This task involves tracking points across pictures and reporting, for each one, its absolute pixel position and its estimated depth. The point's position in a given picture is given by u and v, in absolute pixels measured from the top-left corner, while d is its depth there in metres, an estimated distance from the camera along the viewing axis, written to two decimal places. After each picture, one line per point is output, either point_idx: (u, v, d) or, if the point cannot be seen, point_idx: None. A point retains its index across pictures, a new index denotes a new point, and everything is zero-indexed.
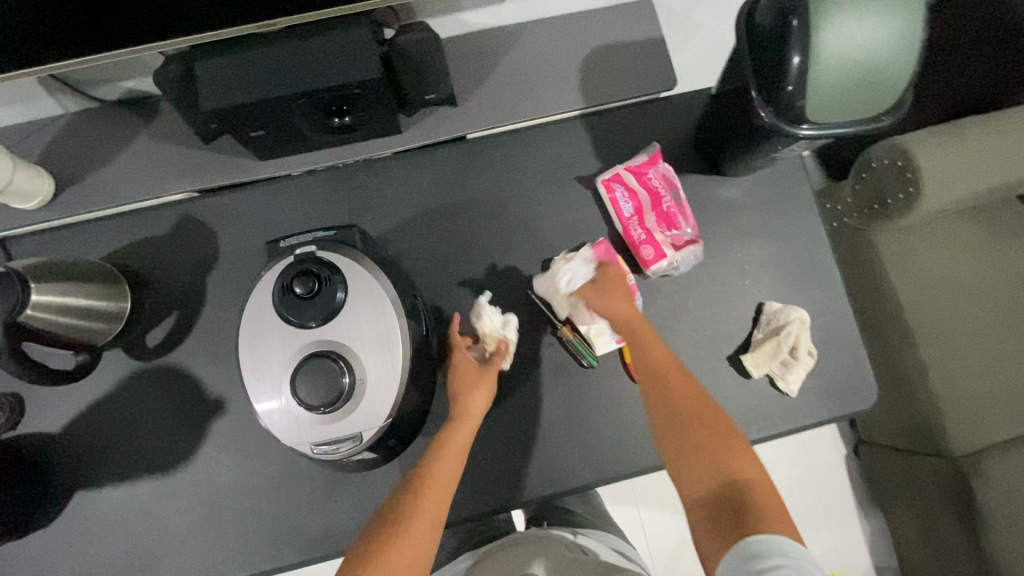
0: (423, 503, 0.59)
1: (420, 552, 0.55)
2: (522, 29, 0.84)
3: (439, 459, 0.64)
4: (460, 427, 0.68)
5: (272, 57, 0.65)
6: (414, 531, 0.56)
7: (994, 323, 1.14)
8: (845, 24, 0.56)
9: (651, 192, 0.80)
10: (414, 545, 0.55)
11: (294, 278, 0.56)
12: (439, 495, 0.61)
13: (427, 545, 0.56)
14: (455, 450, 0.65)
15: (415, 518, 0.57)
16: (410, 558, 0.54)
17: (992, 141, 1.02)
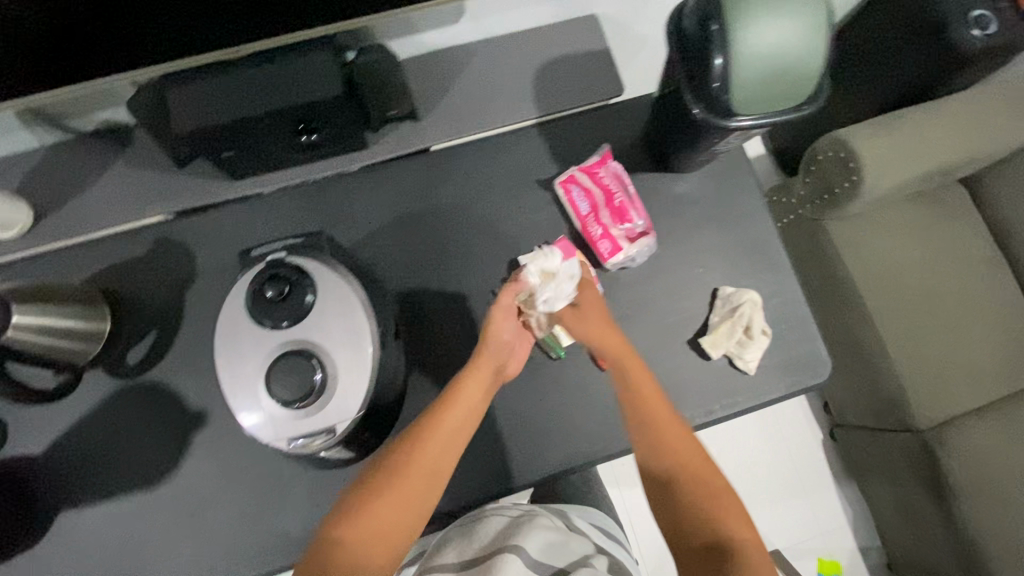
0: (417, 458, 0.66)
1: (407, 501, 0.64)
2: (477, 46, 0.90)
3: (443, 415, 0.69)
4: (467, 381, 0.71)
5: (238, 81, 0.69)
6: (405, 482, 0.65)
7: (946, 301, 1.20)
8: (759, 24, 0.62)
9: (603, 191, 0.84)
10: (403, 495, 0.64)
11: (265, 282, 0.59)
12: (435, 450, 0.67)
13: (415, 495, 0.65)
14: (460, 406, 0.70)
15: (408, 469, 0.65)
16: (396, 506, 0.63)
17: (923, 130, 1.10)
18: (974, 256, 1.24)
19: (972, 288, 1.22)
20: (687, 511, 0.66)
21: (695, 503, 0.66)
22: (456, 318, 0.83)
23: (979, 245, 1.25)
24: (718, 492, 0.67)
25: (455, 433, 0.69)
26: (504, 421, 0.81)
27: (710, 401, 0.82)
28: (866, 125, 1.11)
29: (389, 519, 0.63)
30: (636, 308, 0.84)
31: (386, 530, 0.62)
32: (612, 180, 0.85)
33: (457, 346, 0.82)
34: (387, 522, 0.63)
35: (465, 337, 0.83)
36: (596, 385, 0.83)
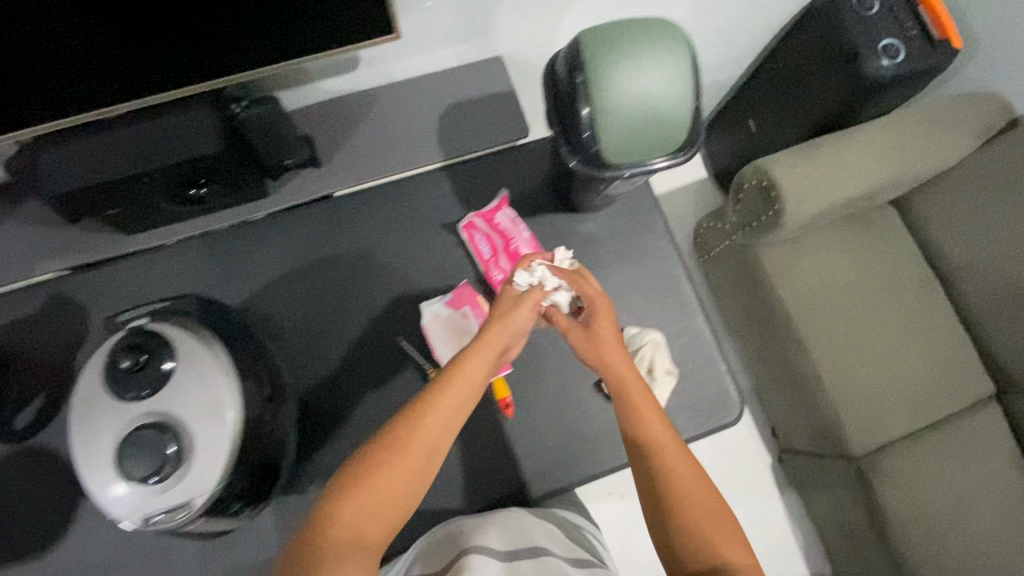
0: (417, 435, 0.60)
1: (405, 480, 0.59)
2: (380, 91, 0.89)
3: (447, 391, 0.63)
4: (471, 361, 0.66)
5: (111, 142, 0.69)
6: (406, 459, 0.59)
7: (877, 325, 1.21)
8: (621, 76, 0.62)
9: (498, 239, 0.84)
10: (402, 473, 0.59)
11: (122, 352, 0.58)
12: (441, 428, 0.62)
13: (406, 482, 0.59)
14: (464, 384, 0.64)
15: (410, 447, 0.60)
16: (395, 484, 0.58)
17: (842, 159, 1.11)
18: (905, 279, 1.24)
19: (904, 311, 1.22)
20: (682, 521, 0.61)
21: (703, 525, 0.60)
22: (358, 369, 0.82)
23: (910, 267, 1.25)
24: (714, 511, 0.61)
25: (456, 413, 0.63)
26: None
27: None
28: (786, 155, 1.12)
29: (386, 502, 0.57)
30: None
31: (380, 511, 0.57)
32: (507, 228, 0.84)
33: (360, 398, 0.81)
34: (384, 504, 0.57)
35: (368, 388, 0.81)
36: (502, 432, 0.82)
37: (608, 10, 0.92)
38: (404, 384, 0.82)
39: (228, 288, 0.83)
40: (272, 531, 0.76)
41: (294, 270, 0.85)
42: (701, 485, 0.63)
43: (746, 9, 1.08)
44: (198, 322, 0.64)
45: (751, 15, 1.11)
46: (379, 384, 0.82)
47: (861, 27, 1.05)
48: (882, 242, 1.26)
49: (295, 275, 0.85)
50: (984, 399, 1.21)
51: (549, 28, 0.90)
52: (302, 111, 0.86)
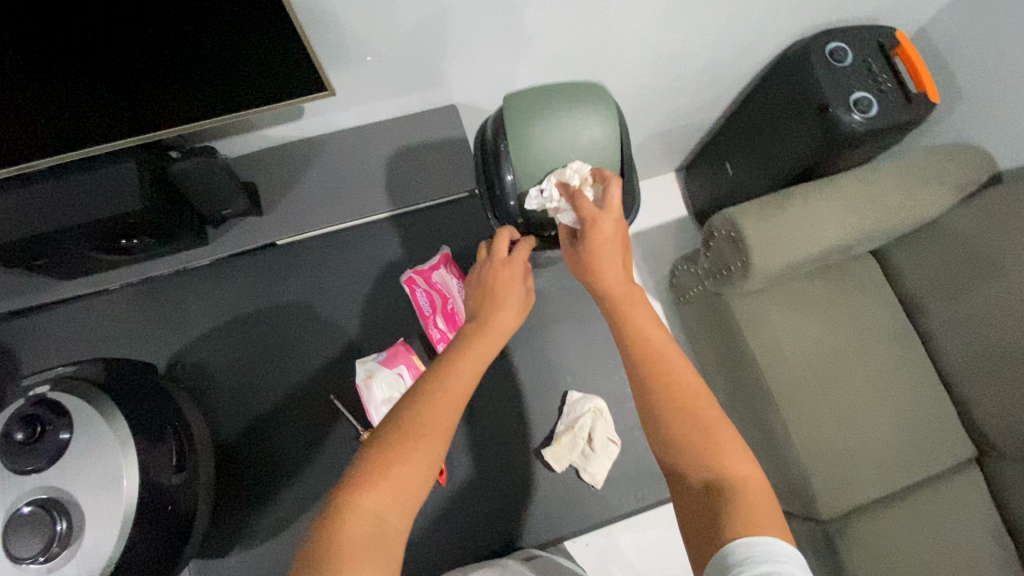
0: (439, 415, 0.56)
1: (430, 463, 0.54)
2: (328, 138, 0.87)
3: (452, 373, 0.60)
4: (473, 342, 0.63)
5: (35, 196, 0.68)
6: (427, 441, 0.55)
7: (850, 381, 1.16)
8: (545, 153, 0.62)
9: (432, 298, 0.82)
10: (426, 457, 0.54)
11: (15, 424, 0.56)
12: (458, 402, 0.58)
13: (421, 471, 0.53)
14: (469, 363, 0.61)
15: (427, 428, 0.55)
16: (422, 465, 0.53)
17: (814, 210, 1.07)
18: (880, 333, 1.20)
19: (878, 367, 1.18)
20: (683, 450, 0.57)
21: (688, 434, 0.57)
22: (289, 427, 0.79)
23: (887, 321, 1.21)
24: (725, 432, 0.57)
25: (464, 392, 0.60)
26: None
27: None
28: (755, 205, 1.08)
29: (406, 486, 0.52)
30: None
31: (403, 498, 0.52)
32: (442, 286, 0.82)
33: (290, 457, 0.78)
34: (406, 485, 0.52)
35: (298, 448, 0.79)
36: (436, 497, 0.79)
37: (567, 60, 0.89)
38: (337, 444, 0.79)
39: (162, 338, 0.82)
40: None
41: (232, 320, 0.83)
42: (703, 403, 0.60)
43: (719, 56, 1.05)
44: (101, 389, 0.62)
45: (726, 61, 1.08)
46: (310, 444, 0.79)
47: (833, 81, 1.02)
48: (858, 295, 1.22)
49: (232, 325, 0.83)
50: (962, 462, 1.16)
51: (504, 77, 0.88)
52: (248, 157, 0.85)
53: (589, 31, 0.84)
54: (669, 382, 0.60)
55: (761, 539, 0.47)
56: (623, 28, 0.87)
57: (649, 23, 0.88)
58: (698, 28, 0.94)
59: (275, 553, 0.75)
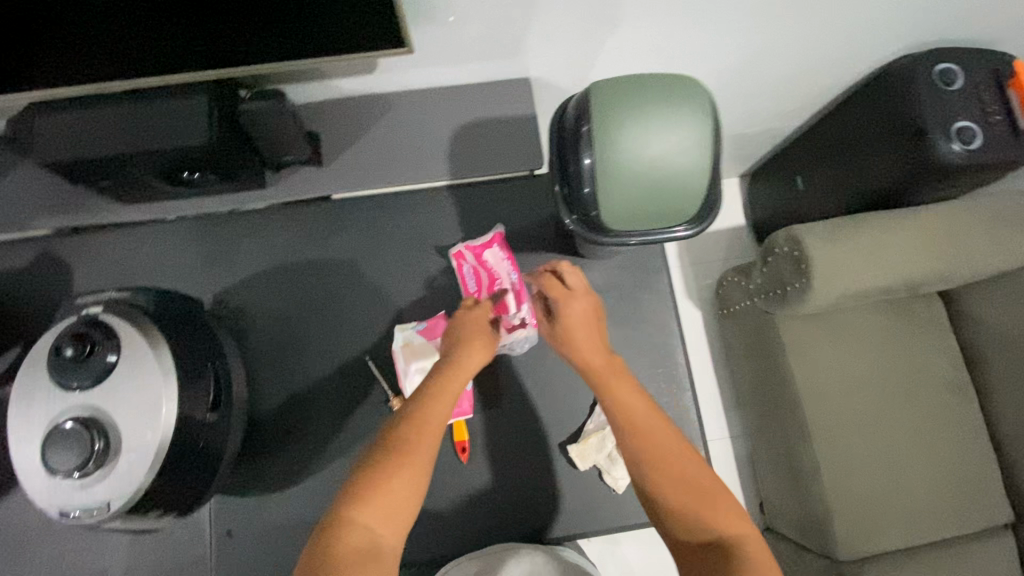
0: (423, 440, 0.57)
1: (416, 483, 0.55)
2: (397, 96, 0.85)
3: (432, 399, 0.60)
4: (456, 373, 0.63)
5: (107, 117, 0.68)
6: (412, 464, 0.55)
7: (892, 425, 1.11)
8: (633, 138, 0.56)
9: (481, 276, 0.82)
10: (413, 479, 0.54)
11: (66, 339, 0.57)
12: (439, 423, 0.59)
13: (411, 492, 0.54)
14: (450, 388, 0.61)
15: (413, 451, 0.56)
16: (410, 485, 0.54)
17: (887, 238, 1.01)
18: (932, 381, 1.13)
19: (923, 416, 1.12)
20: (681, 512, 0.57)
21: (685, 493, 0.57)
22: (320, 383, 0.80)
23: (942, 369, 1.14)
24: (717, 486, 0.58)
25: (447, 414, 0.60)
26: None
27: None
28: (825, 225, 1.02)
29: (395, 507, 0.53)
30: None
31: (397, 517, 0.53)
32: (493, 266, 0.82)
33: (318, 411, 0.79)
34: (398, 506, 0.53)
35: (324, 405, 0.79)
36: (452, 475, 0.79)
37: (654, 48, 0.84)
38: (363, 407, 0.79)
39: (210, 275, 0.82)
40: (204, 530, 0.75)
41: (278, 267, 0.83)
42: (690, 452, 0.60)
43: (814, 63, 0.98)
44: (150, 318, 0.63)
45: (820, 70, 1.00)
46: (338, 402, 0.79)
47: (938, 105, 0.94)
48: (917, 336, 1.15)
49: (278, 272, 0.83)
50: (998, 527, 1.10)
51: (585, 57, 0.84)
52: (314, 106, 0.83)
53: (683, 20, 0.79)
54: (660, 449, 0.59)
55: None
56: (720, 21, 0.81)
57: (748, 20, 0.82)
58: (798, 31, 0.87)
59: (288, 503, 0.76)
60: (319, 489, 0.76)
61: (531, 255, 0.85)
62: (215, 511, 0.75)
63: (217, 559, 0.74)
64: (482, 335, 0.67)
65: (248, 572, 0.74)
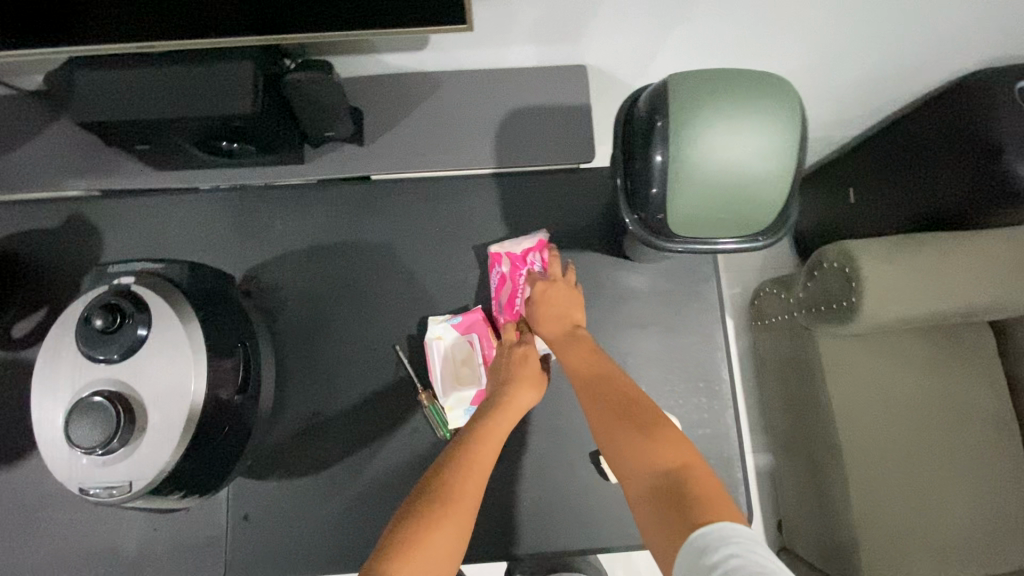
0: (469, 489, 0.58)
1: (460, 534, 0.55)
2: (445, 77, 0.81)
3: (478, 447, 0.62)
4: (499, 421, 0.66)
5: (150, 78, 0.65)
6: (457, 512, 0.55)
7: (931, 456, 1.05)
8: (711, 138, 0.52)
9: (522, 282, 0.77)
10: (458, 528, 0.55)
11: (95, 310, 0.54)
12: (483, 473, 0.60)
13: (454, 545, 0.54)
14: (495, 437, 0.64)
15: (459, 499, 0.57)
16: (455, 535, 0.54)
17: (947, 261, 0.95)
18: (977, 413, 1.07)
19: (966, 450, 1.06)
20: (636, 454, 0.58)
21: (633, 438, 0.59)
22: (346, 370, 0.77)
23: (990, 403, 1.08)
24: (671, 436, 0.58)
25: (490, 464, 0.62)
26: (364, 494, 0.73)
27: (600, 523, 0.74)
28: (882, 243, 0.96)
29: (441, 558, 0.52)
30: (545, 400, 0.77)
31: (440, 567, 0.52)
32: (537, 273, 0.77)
33: (343, 398, 0.76)
34: (443, 557, 0.52)
35: (350, 393, 0.76)
36: None
37: (720, 43, 0.80)
38: (389, 398, 0.76)
39: (241, 250, 0.80)
40: (219, 511, 0.73)
41: (311, 246, 0.80)
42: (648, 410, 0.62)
43: (885, 70, 0.92)
44: (183, 293, 0.61)
45: (890, 78, 0.95)
46: (364, 392, 0.76)
47: (1019, 122, 0.88)
48: (965, 366, 1.09)
49: (310, 252, 0.80)
50: None
51: (647, 49, 0.79)
52: (360, 82, 0.80)
53: (757, 14, 0.74)
54: (616, 402, 0.63)
55: (724, 531, 0.47)
56: (795, 18, 0.76)
57: (825, 18, 0.77)
58: (875, 33, 0.82)
59: (307, 491, 0.73)
60: (338, 480, 0.74)
61: (574, 253, 0.81)
62: (231, 493, 0.73)
63: (230, 543, 0.72)
64: (523, 381, 0.70)
65: (261, 559, 0.72)
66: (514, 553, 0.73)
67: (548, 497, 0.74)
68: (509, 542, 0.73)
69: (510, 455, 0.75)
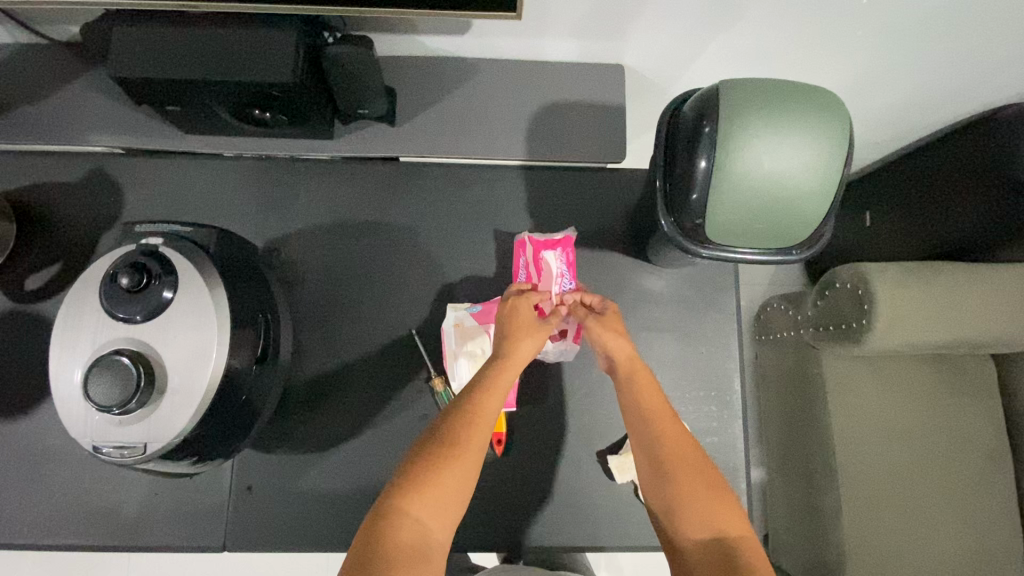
0: (476, 434, 0.57)
1: (469, 478, 0.56)
2: (482, 64, 0.80)
3: (488, 393, 0.60)
4: (507, 369, 0.62)
5: (188, 38, 0.64)
6: (465, 460, 0.56)
7: (924, 483, 1.06)
8: (756, 145, 0.52)
9: (539, 273, 0.75)
10: (467, 472, 0.56)
11: (122, 268, 0.53)
12: (492, 418, 0.59)
13: (459, 488, 0.55)
14: (505, 380, 0.62)
15: (466, 445, 0.56)
16: (461, 481, 0.55)
17: (963, 295, 0.95)
18: (973, 445, 1.08)
19: (959, 480, 1.07)
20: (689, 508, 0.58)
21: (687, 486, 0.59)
22: (361, 349, 0.76)
23: (986, 436, 1.09)
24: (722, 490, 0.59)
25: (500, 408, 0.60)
26: (373, 476, 0.73)
27: (601, 524, 0.74)
28: (898, 267, 0.96)
29: (444, 502, 0.54)
30: (555, 395, 0.76)
31: (448, 509, 0.54)
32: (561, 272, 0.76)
33: (357, 378, 0.76)
34: (451, 503, 0.54)
35: (364, 373, 0.76)
36: (487, 466, 0.74)
37: (760, 54, 0.79)
38: (403, 381, 0.76)
39: (263, 221, 0.79)
40: (224, 480, 0.72)
41: (335, 223, 0.80)
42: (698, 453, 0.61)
43: (917, 96, 0.93)
44: (210, 257, 0.60)
45: (921, 104, 0.95)
46: (377, 372, 0.76)
47: None
48: (966, 397, 1.09)
49: (334, 228, 0.79)
50: None
51: (685, 54, 0.79)
52: (396, 61, 0.79)
53: (802, 27, 0.74)
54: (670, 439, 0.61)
55: None
56: (839, 35, 0.76)
57: (867, 38, 0.77)
58: (913, 59, 0.82)
59: (315, 467, 0.73)
60: (348, 458, 0.74)
61: (598, 251, 0.80)
62: (237, 462, 0.73)
63: (232, 512, 0.72)
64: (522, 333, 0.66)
65: (262, 532, 0.72)
66: (514, 545, 0.73)
67: (552, 493, 0.74)
68: (514, 533, 0.73)
69: (520, 445, 0.75)
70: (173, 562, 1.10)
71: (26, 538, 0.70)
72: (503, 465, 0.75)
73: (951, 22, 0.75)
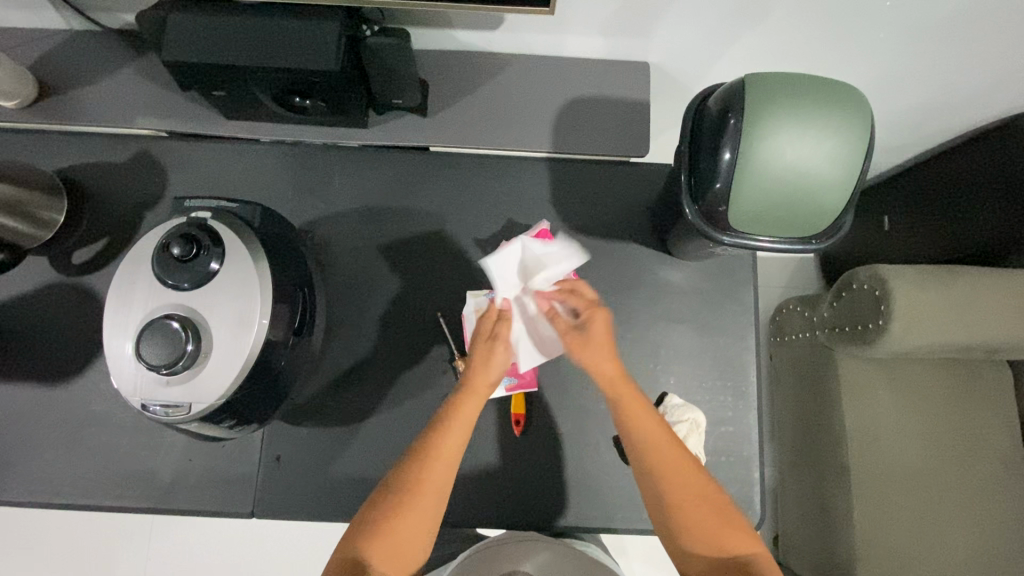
0: (431, 483, 0.62)
1: (425, 524, 0.62)
2: (512, 59, 0.83)
3: (442, 439, 0.63)
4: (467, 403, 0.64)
5: (237, 26, 0.67)
6: (418, 508, 0.61)
7: (939, 490, 1.06)
8: (779, 137, 0.54)
9: None
10: (419, 520, 0.61)
11: (174, 238, 0.57)
12: (447, 463, 0.62)
13: (417, 532, 0.61)
14: (463, 421, 0.64)
15: (421, 494, 0.61)
16: (416, 527, 0.61)
17: (982, 300, 0.95)
18: (989, 452, 1.08)
19: (973, 487, 1.07)
20: (696, 534, 0.62)
21: (694, 517, 0.62)
22: (386, 331, 0.79)
23: (1002, 443, 1.09)
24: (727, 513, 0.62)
25: (457, 450, 0.63)
26: (395, 449, 0.76)
27: (616, 506, 0.76)
28: (915, 270, 0.96)
29: (404, 544, 0.61)
30: (574, 380, 0.79)
31: (408, 549, 0.61)
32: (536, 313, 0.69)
33: (382, 356, 0.79)
34: (406, 542, 0.61)
35: (389, 352, 0.79)
36: (507, 445, 0.77)
37: (783, 55, 0.81)
38: (426, 361, 0.78)
39: (297, 203, 0.82)
40: (256, 450, 0.75)
41: (366, 207, 0.83)
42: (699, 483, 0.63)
43: (940, 99, 0.93)
44: (253, 233, 0.63)
45: (945, 108, 0.96)
46: (402, 353, 0.79)
47: None
48: (981, 403, 1.10)
49: (364, 212, 0.83)
50: None
51: (710, 53, 0.81)
52: (430, 55, 0.83)
53: (826, 29, 0.76)
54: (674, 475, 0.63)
55: None
56: (861, 37, 0.78)
57: (889, 41, 0.79)
58: (938, 62, 0.83)
59: (342, 441, 0.76)
60: (370, 433, 0.76)
61: (619, 242, 0.83)
62: (268, 432, 0.76)
63: (261, 481, 0.75)
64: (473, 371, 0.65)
65: (290, 499, 0.74)
66: (530, 524, 0.75)
67: (569, 474, 0.77)
68: (530, 511, 0.76)
69: (538, 426, 0.77)
70: (193, 535, 1.13)
71: (67, 497, 0.74)
72: (522, 446, 0.77)
73: (974, 26, 0.76)
